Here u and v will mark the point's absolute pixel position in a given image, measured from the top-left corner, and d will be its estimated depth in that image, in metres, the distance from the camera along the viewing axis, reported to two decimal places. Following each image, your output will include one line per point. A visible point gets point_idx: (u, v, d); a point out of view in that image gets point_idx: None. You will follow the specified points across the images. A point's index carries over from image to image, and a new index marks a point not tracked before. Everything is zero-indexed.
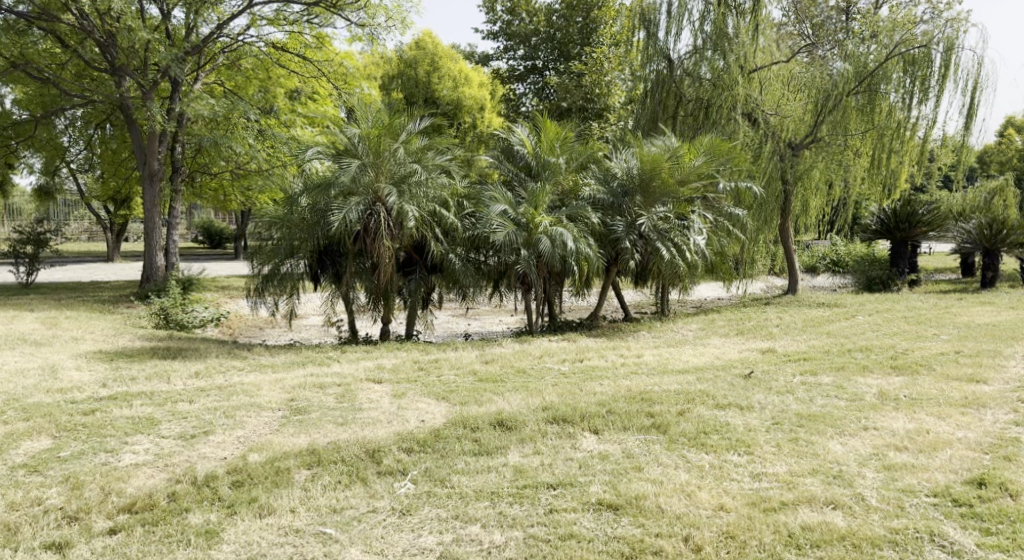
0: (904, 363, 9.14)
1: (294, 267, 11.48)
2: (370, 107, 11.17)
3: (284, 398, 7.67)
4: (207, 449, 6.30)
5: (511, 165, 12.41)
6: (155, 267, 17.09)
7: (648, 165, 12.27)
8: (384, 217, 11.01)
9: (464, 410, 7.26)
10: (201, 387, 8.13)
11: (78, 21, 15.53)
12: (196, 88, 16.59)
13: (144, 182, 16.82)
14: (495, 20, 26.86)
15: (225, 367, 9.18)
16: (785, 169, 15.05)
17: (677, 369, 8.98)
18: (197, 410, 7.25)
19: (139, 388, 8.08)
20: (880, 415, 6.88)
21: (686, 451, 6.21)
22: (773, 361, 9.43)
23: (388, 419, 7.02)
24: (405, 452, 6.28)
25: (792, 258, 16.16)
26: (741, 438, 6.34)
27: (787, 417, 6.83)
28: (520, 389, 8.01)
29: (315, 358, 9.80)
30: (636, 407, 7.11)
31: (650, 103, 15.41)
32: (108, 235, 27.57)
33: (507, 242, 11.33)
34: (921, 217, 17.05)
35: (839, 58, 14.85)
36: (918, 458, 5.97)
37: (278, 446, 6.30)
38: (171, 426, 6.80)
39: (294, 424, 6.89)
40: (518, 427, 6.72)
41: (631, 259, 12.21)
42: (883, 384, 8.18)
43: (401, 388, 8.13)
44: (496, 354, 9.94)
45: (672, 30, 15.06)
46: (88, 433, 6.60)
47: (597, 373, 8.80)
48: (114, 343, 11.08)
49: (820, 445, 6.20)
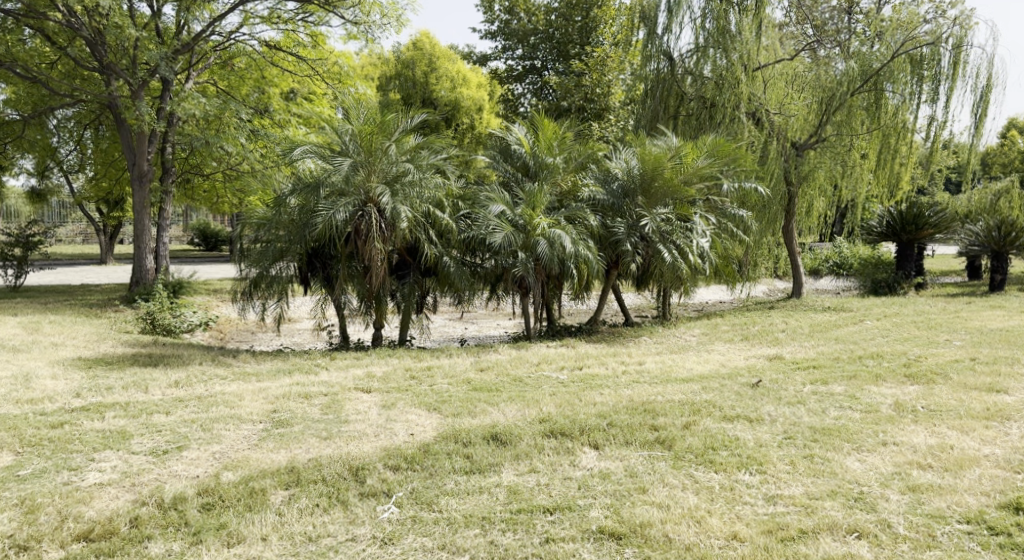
0: (918, 371, 8.72)
1: (284, 271, 11.03)
2: (363, 105, 10.82)
3: (266, 410, 7.24)
4: (179, 467, 5.88)
5: (508, 164, 11.98)
6: (144, 270, 16.64)
7: (650, 164, 11.85)
8: (376, 218, 10.62)
9: (457, 423, 6.84)
10: (179, 397, 7.71)
11: (65, 18, 15.06)
12: (187, 87, 16.16)
13: (134, 183, 16.39)
14: (493, 19, 26.40)
15: (207, 376, 8.75)
16: (789, 170, 14.67)
17: (680, 377, 8.58)
18: (173, 423, 6.83)
19: (115, 398, 7.66)
20: (899, 429, 6.46)
21: (694, 470, 5.78)
22: (781, 369, 9.01)
23: (375, 433, 6.60)
24: (391, 470, 5.85)
25: (797, 261, 15.73)
26: (753, 455, 5.91)
27: (799, 431, 6.42)
28: (516, 399, 7.58)
29: (301, 366, 9.35)
30: (638, 419, 6.70)
31: (651, 102, 15.04)
32: (101, 237, 27.25)
33: (505, 243, 10.92)
34: (928, 219, 16.64)
35: (843, 58, 14.48)
36: (945, 478, 5.55)
37: (255, 464, 5.88)
38: (142, 441, 6.37)
39: (274, 438, 6.47)
40: (513, 441, 6.29)
41: (632, 261, 11.83)
42: (898, 394, 7.77)
43: (391, 398, 7.70)
44: (493, 361, 9.52)
45: (672, 28, 14.68)
46: (52, 449, 6.16)
47: (597, 381, 8.38)
48: (94, 349, 10.66)
49: (837, 463, 5.78)
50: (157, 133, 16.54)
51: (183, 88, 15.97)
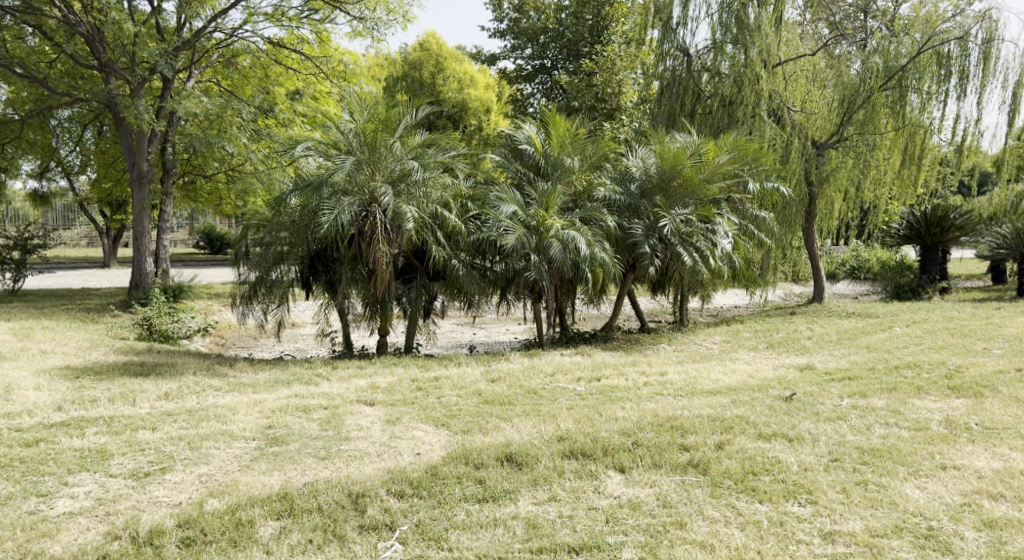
0: (962, 383, 8.09)
1: (285, 274, 10.45)
2: (368, 100, 10.29)
3: (260, 425, 6.66)
4: (161, 492, 5.32)
5: (520, 164, 11.36)
6: (144, 274, 16.09)
7: (669, 162, 11.30)
8: (380, 218, 10.07)
9: (467, 440, 6.27)
10: (168, 411, 7.15)
11: (61, 14, 14.58)
12: (187, 85, 15.60)
13: (133, 184, 15.84)
14: (502, 17, 25.77)
15: (200, 387, 8.17)
16: (810, 170, 14.01)
17: (706, 389, 7.98)
18: (159, 440, 6.26)
19: (98, 413, 7.09)
20: (957, 450, 5.89)
21: (735, 499, 5.21)
22: (813, 380, 8.40)
23: (378, 453, 6.03)
24: (395, 497, 5.28)
25: (818, 265, 15.10)
26: (799, 482, 5.34)
27: (847, 452, 5.83)
28: (530, 414, 6.99)
29: (302, 376, 8.77)
30: (666, 438, 6.12)
31: (666, 100, 14.41)
32: (104, 240, 26.80)
33: (516, 246, 10.36)
34: (953, 221, 15.90)
35: (859, 58, 13.84)
36: (1021, 511, 5.01)
37: (244, 490, 5.31)
38: (123, 462, 5.78)
39: (267, 459, 5.88)
40: (529, 463, 5.72)
41: (650, 265, 11.25)
42: (946, 409, 7.16)
43: (396, 412, 7.13)
44: (504, 370, 8.94)
45: (689, 23, 14.07)
46: (22, 472, 5.60)
47: (617, 394, 7.78)
48: (85, 358, 10.11)
49: (895, 491, 5.21)
50: (157, 132, 15.99)
51: (184, 88, 15.43)
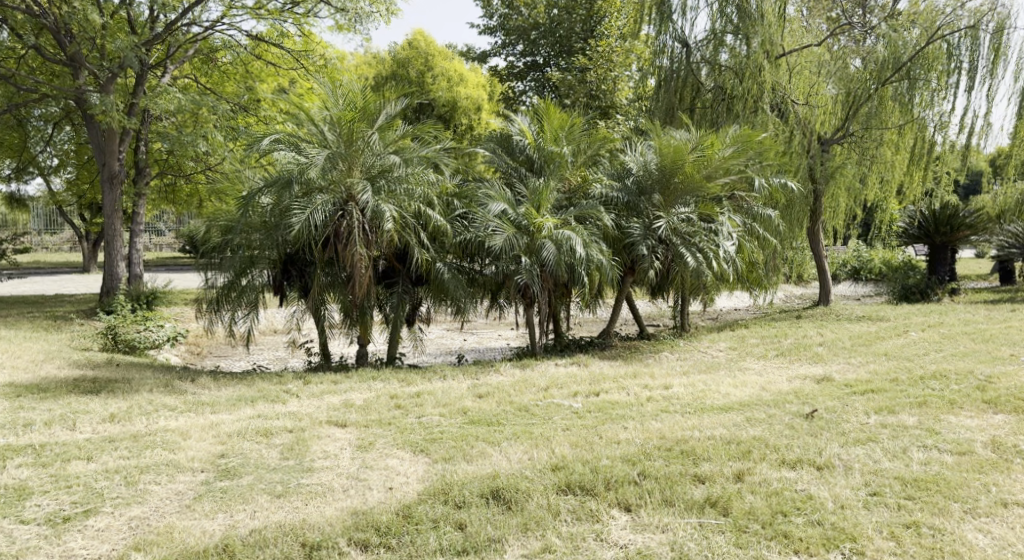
0: (998, 395, 7.30)
1: (256, 278, 9.59)
2: (344, 89, 9.46)
3: (212, 453, 5.82)
4: (78, 543, 4.65)
5: (510, 158, 10.52)
6: (114, 280, 15.12)
7: (669, 158, 10.44)
8: (358, 218, 9.21)
9: (449, 470, 5.46)
10: (111, 437, 6.30)
11: (25, 5, 13.59)
12: (161, 80, 14.59)
13: (104, 185, 14.84)
14: (491, 14, 24.91)
15: (154, 406, 7.33)
16: (814, 166, 13.16)
17: (717, 406, 7.14)
18: (92, 473, 5.44)
19: (30, 440, 6.24)
20: (1016, 480, 5.14)
21: (764, 550, 4.52)
22: (834, 394, 7.57)
23: (345, 488, 5.22)
24: (359, 549, 4.60)
25: (827, 265, 14.34)
26: (838, 526, 4.68)
27: (887, 484, 5.09)
28: (521, 437, 6.16)
29: (268, 393, 7.94)
30: (676, 467, 5.33)
31: (664, 94, 13.54)
32: (82, 244, 25.85)
33: (506, 247, 9.57)
34: (963, 219, 15.04)
35: (857, 55, 13.29)
36: None
37: (177, 541, 4.64)
38: (42, 504, 5.01)
39: (213, 496, 5.11)
40: (520, 502, 4.95)
41: (650, 267, 10.44)
42: (987, 428, 6.35)
43: (369, 436, 6.29)
44: (493, 384, 8.09)
45: (688, 12, 13.22)
46: None
47: (617, 412, 6.93)
48: (34, 372, 9.23)
49: (954, 538, 4.58)
50: (129, 130, 15.00)
51: (158, 83, 14.51)
